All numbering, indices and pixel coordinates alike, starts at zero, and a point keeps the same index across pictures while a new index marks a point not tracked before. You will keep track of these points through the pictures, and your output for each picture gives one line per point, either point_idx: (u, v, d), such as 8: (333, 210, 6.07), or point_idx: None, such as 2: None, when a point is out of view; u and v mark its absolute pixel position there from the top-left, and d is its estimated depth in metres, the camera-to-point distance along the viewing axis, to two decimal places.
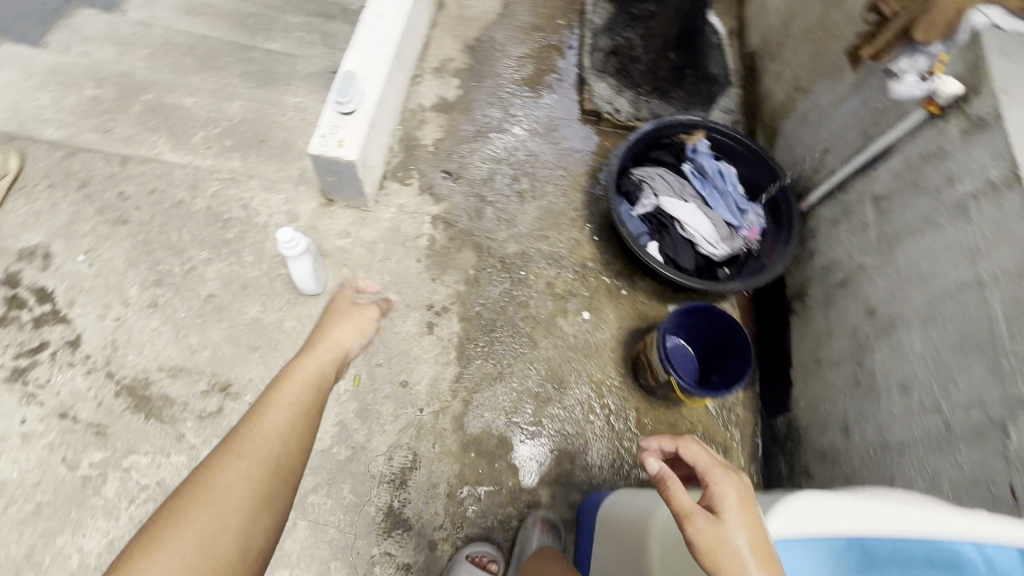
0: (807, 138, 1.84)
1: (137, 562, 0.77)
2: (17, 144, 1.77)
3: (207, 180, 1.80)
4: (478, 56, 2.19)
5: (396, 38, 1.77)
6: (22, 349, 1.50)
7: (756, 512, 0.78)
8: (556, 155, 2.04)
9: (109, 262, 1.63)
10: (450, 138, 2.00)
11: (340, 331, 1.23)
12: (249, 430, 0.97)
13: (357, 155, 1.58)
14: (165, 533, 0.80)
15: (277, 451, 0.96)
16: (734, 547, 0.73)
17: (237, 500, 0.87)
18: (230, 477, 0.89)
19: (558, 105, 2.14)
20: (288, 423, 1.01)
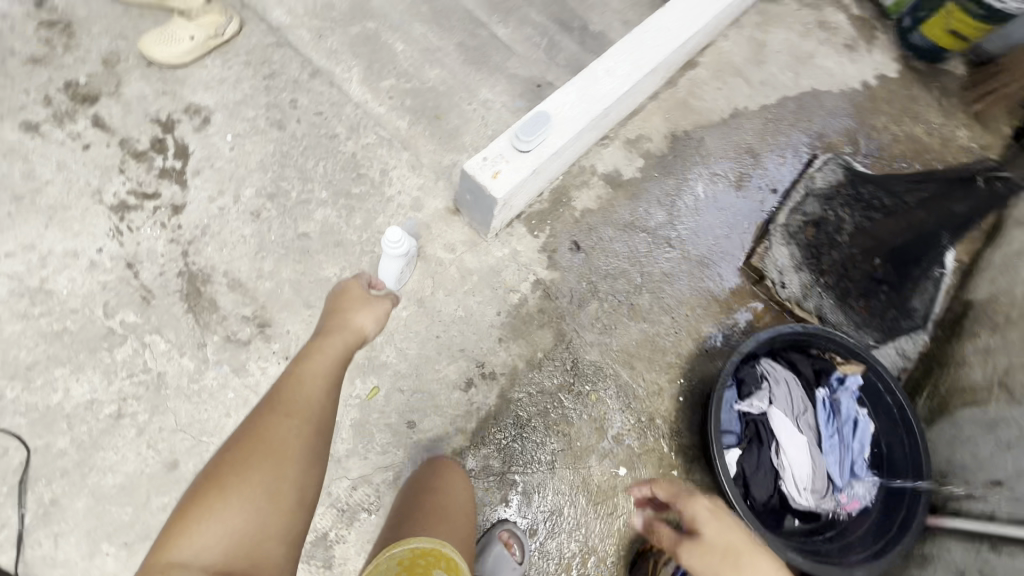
0: (982, 452, 1.48)
1: (211, 501, 0.90)
2: (247, 11, 1.87)
3: (368, 128, 1.80)
4: (676, 149, 2.02)
5: (610, 102, 1.64)
6: (137, 189, 1.58)
7: (727, 516, 1.06)
8: (690, 291, 1.83)
9: (247, 154, 1.67)
10: (600, 214, 1.86)
11: (356, 317, 1.29)
12: (284, 398, 1.06)
13: (504, 195, 1.49)
14: (233, 478, 0.92)
15: (312, 415, 1.05)
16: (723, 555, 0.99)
17: (281, 454, 0.97)
18: (271, 437, 0.98)
19: (725, 241, 1.93)
20: (316, 392, 1.09)
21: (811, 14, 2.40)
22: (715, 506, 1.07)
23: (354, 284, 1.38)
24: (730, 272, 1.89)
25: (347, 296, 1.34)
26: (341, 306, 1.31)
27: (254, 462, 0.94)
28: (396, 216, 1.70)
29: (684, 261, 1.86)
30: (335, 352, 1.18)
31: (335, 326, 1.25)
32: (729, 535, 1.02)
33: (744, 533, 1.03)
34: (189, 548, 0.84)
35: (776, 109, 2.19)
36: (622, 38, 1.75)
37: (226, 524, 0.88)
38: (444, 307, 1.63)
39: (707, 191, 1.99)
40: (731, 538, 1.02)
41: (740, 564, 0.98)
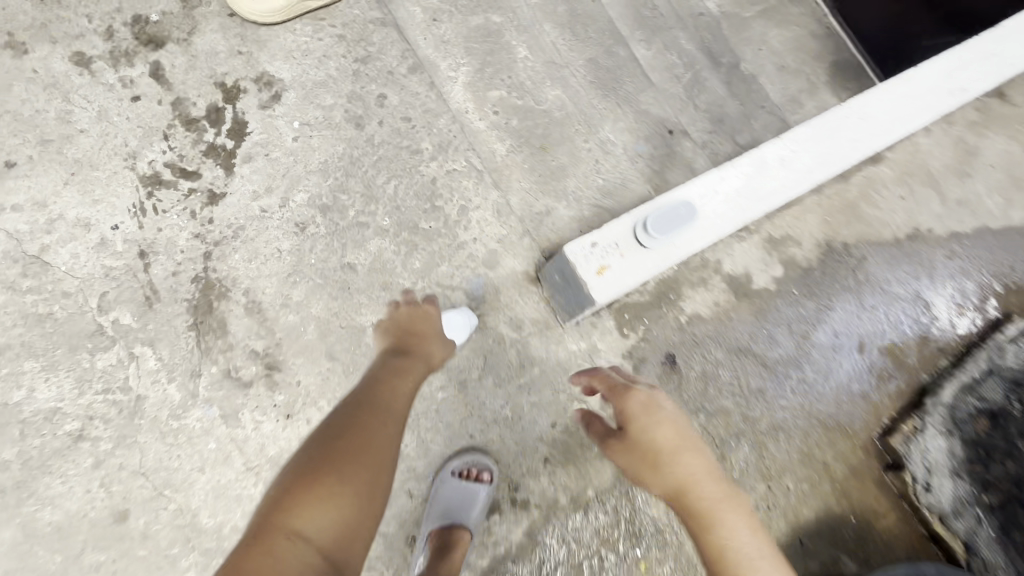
0: None
1: (324, 486, 0.79)
2: None
3: (458, 149, 1.47)
4: (827, 264, 1.58)
5: (773, 206, 1.24)
6: (176, 163, 1.32)
7: (659, 413, 0.96)
8: (797, 456, 1.42)
9: (312, 151, 1.39)
10: (711, 327, 1.46)
11: (433, 335, 1.18)
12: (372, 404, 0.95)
13: (604, 299, 1.15)
14: (343, 466, 0.82)
15: (398, 422, 0.96)
16: (658, 442, 0.93)
17: (379, 458, 0.86)
18: (366, 440, 0.87)
19: (859, 402, 1.49)
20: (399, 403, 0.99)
21: None
22: (654, 400, 0.97)
23: (433, 310, 1.23)
24: (854, 444, 1.46)
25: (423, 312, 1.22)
26: (416, 319, 1.19)
27: (350, 462, 0.83)
28: (463, 267, 1.38)
29: (800, 415, 1.46)
30: (416, 370, 1.09)
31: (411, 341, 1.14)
32: (668, 439, 0.94)
33: (677, 434, 0.94)
34: (307, 526, 0.74)
35: (973, 239, 1.65)
36: (812, 118, 1.32)
37: (328, 519, 0.76)
38: (490, 400, 1.31)
39: (853, 328, 1.55)
40: (670, 436, 0.94)
41: (659, 466, 0.92)
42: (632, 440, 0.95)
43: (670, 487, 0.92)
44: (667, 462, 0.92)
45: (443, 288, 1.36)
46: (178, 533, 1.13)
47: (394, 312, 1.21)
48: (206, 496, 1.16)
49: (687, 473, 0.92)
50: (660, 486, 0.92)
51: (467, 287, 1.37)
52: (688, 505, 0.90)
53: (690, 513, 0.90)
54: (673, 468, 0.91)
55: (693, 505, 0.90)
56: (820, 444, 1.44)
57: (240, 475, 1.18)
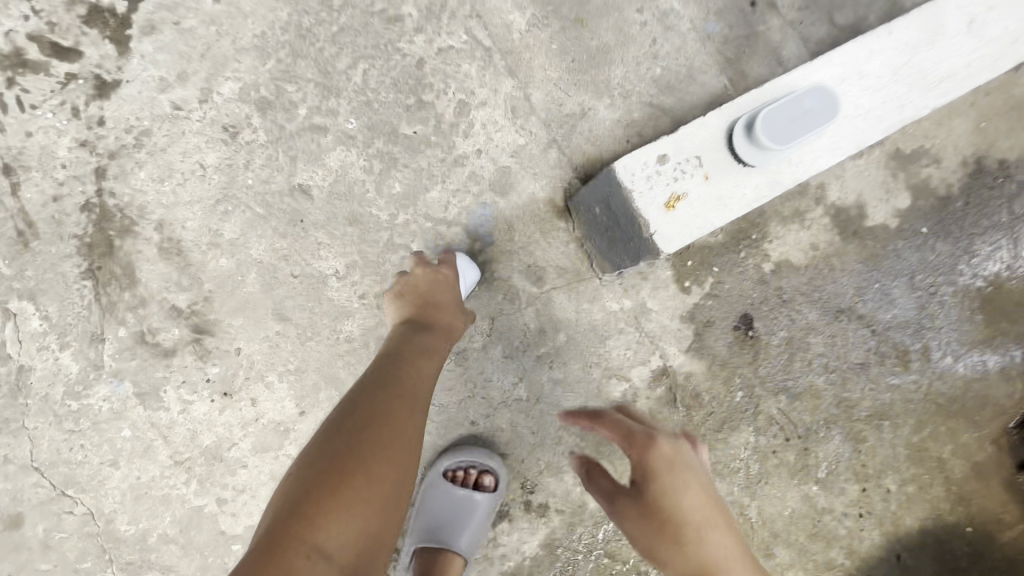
0: None
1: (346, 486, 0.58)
2: None
3: (457, 15, 1.00)
4: (976, 194, 1.13)
5: (947, 99, 0.78)
6: (43, 34, 0.91)
7: (686, 473, 0.68)
8: (904, 451, 1.07)
9: (242, 18, 0.95)
10: (805, 279, 1.06)
11: (454, 299, 0.88)
12: (385, 400, 0.67)
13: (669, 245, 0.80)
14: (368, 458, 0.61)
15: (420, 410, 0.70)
16: (683, 507, 0.66)
17: (395, 481, 0.62)
18: (379, 458, 0.61)
19: (997, 383, 1.11)
20: (420, 397, 0.71)
21: None
22: (679, 454, 0.69)
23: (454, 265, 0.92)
24: (983, 438, 1.10)
25: (437, 271, 0.90)
26: (432, 278, 0.88)
27: (359, 492, 0.58)
28: (462, 193, 0.99)
29: (914, 399, 1.09)
30: (438, 349, 0.81)
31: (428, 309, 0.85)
32: (694, 509, 0.67)
33: (708, 504, 0.67)
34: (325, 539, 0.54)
35: None
36: None
37: (352, 537, 0.56)
38: (498, 376, 0.97)
39: (1003, 282, 1.13)
40: (699, 501, 0.67)
41: (673, 540, 0.66)
42: (650, 506, 0.67)
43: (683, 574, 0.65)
44: (688, 537, 0.65)
45: (434, 223, 0.98)
46: (90, 543, 0.88)
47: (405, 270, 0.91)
48: (122, 498, 0.89)
49: (714, 556, 0.65)
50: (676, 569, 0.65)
51: (468, 221, 0.99)
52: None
53: None
54: (700, 550, 0.65)
55: None
56: (934, 434, 1.09)
57: (166, 471, 0.90)
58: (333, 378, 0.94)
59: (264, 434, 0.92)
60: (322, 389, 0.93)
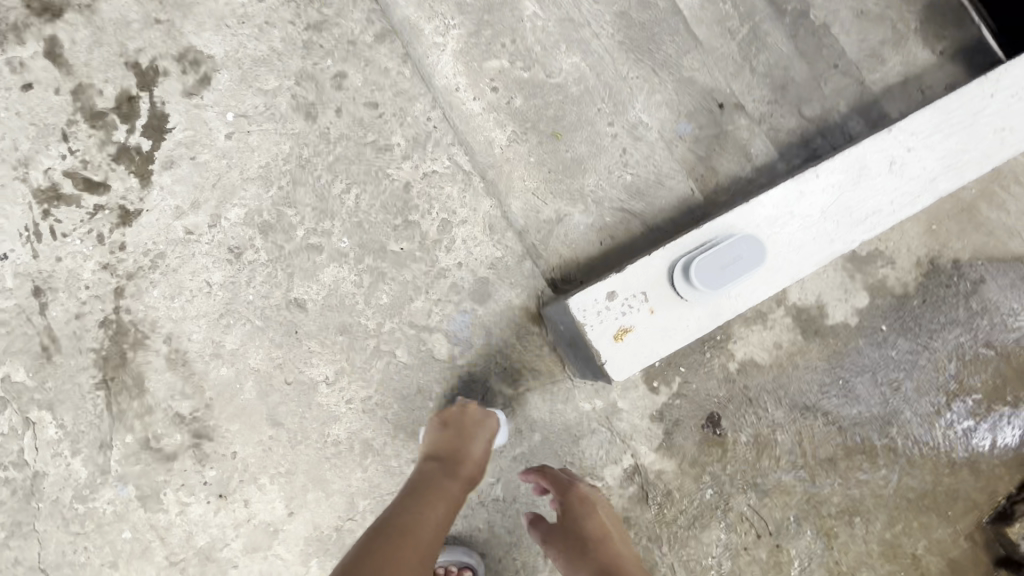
0: None
1: None
2: None
3: (441, 143, 1.13)
4: (931, 293, 1.20)
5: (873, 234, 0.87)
6: (76, 171, 1.04)
7: (597, 503, 0.94)
8: (878, 548, 1.09)
9: (250, 152, 1.08)
10: (770, 377, 1.12)
11: (473, 447, 0.93)
12: (384, 553, 0.70)
13: (623, 373, 0.85)
14: None
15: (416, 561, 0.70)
16: (595, 526, 0.91)
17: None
18: None
19: (967, 476, 1.14)
20: (419, 555, 0.71)
21: None
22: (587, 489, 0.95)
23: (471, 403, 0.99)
24: (956, 533, 1.12)
25: (459, 415, 0.95)
26: (456, 425, 0.94)
27: None
28: (444, 303, 1.07)
29: (885, 494, 1.11)
30: (444, 498, 0.83)
31: (447, 459, 0.90)
32: (600, 530, 0.91)
33: (611, 525, 0.93)
34: None
35: None
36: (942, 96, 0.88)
37: None
38: None
39: (964, 375, 1.18)
40: (605, 524, 0.92)
41: (586, 550, 0.89)
42: (572, 528, 0.90)
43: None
44: (596, 548, 0.89)
45: (417, 330, 1.06)
46: None
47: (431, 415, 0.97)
48: None
49: (616, 559, 0.88)
50: (588, 570, 0.87)
51: (449, 328, 1.07)
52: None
53: None
54: (608, 556, 0.88)
55: None
56: (906, 531, 1.10)
57: (162, 571, 0.97)
58: (321, 480, 1.01)
59: (255, 534, 0.99)
60: (310, 490, 1.00)
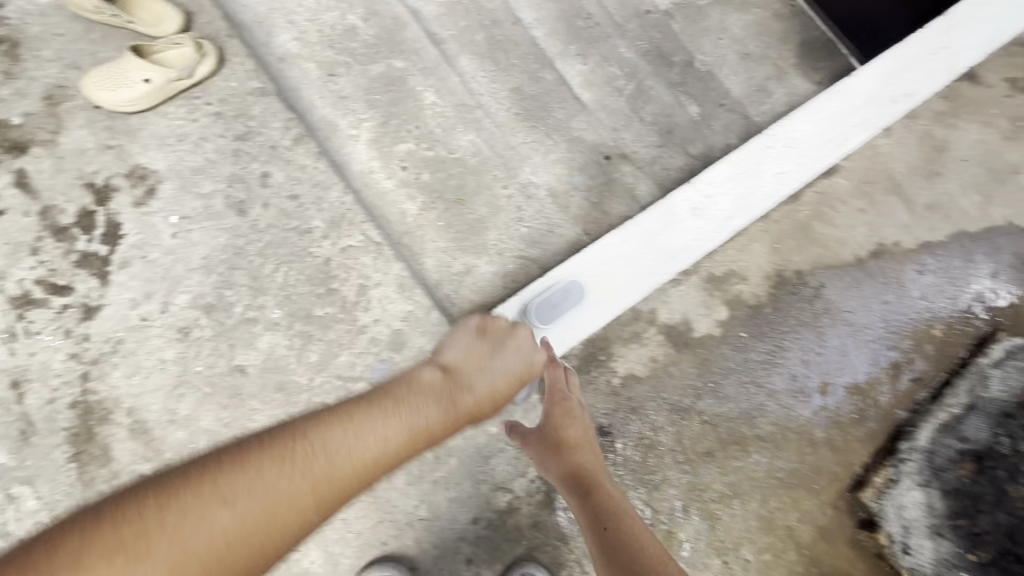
0: None
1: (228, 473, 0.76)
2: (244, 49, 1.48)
3: (353, 221, 1.35)
4: (779, 301, 1.43)
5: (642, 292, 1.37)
6: (45, 278, 1.24)
7: (574, 415, 1.16)
8: (756, 523, 1.28)
9: (192, 246, 1.29)
10: (649, 385, 1.33)
11: (483, 379, 1.04)
12: (329, 430, 0.85)
13: None
14: (256, 469, 0.77)
15: (336, 459, 0.82)
16: (569, 432, 1.13)
17: (264, 520, 0.75)
18: (256, 483, 0.76)
19: (828, 451, 1.34)
20: (344, 460, 0.83)
21: None
22: (569, 399, 1.17)
23: (508, 333, 1.11)
24: (823, 503, 1.31)
25: (505, 332, 1.11)
26: (497, 341, 1.09)
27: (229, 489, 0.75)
28: (365, 354, 1.27)
29: (758, 476, 1.31)
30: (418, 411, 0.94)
31: (465, 371, 1.03)
32: (575, 436, 1.13)
33: (584, 432, 1.14)
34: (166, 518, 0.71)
35: (941, 252, 1.52)
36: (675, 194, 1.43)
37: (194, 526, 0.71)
38: (402, 501, 1.21)
39: (815, 366, 1.40)
40: (580, 432, 1.14)
41: (560, 452, 1.12)
42: (550, 433, 1.13)
43: (566, 473, 1.10)
44: (568, 450, 1.11)
45: (343, 380, 1.25)
46: None
47: (482, 320, 1.13)
48: None
49: (583, 462, 1.11)
50: (560, 468, 1.11)
51: (371, 375, 1.26)
52: (585, 483, 1.08)
53: (580, 493, 1.07)
54: (575, 457, 1.11)
55: (581, 486, 1.08)
56: (779, 505, 1.30)
57: None
58: None
59: None
60: None
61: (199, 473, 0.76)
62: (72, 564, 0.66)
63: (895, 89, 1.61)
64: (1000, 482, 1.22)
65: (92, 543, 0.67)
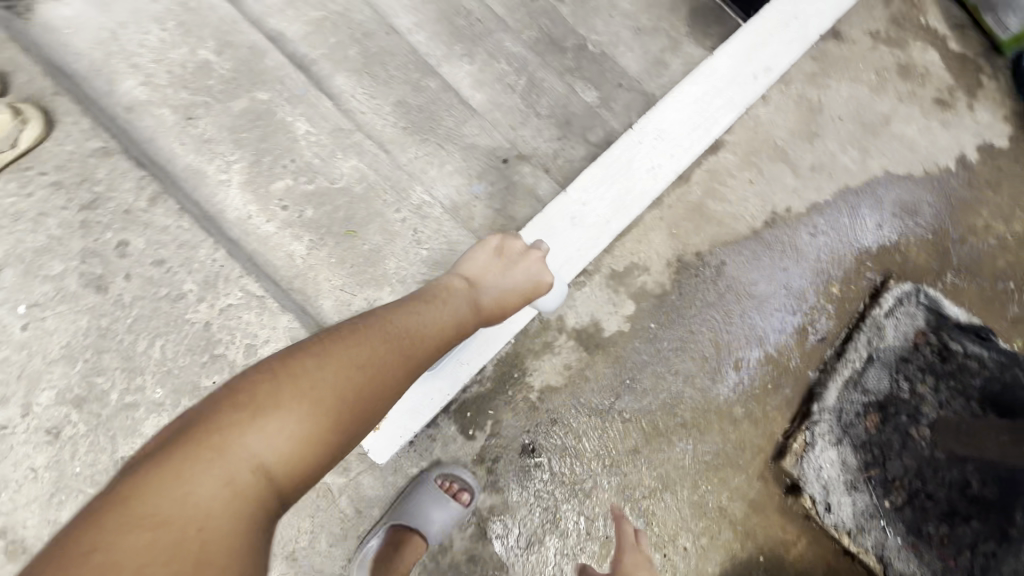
0: None
1: (337, 346, 0.84)
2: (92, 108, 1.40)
3: (230, 278, 1.26)
4: (683, 286, 1.44)
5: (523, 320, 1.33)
6: None
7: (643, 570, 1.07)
8: (689, 510, 1.30)
9: (48, 336, 1.16)
10: (568, 392, 1.32)
11: (505, 282, 1.18)
12: (408, 313, 0.96)
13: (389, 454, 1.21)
14: (360, 342, 0.86)
15: (421, 336, 0.94)
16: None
17: (400, 376, 0.87)
18: (369, 350, 0.86)
19: (748, 424, 1.37)
20: (427, 336, 0.95)
21: (890, 53, 1.75)
22: (641, 548, 1.10)
23: (512, 246, 1.24)
24: (750, 476, 1.34)
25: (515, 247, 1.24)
26: (512, 258, 1.21)
27: (349, 356, 0.83)
28: None
29: (685, 463, 1.32)
30: (460, 304, 1.07)
31: (486, 279, 1.16)
32: None
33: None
34: (305, 381, 0.78)
35: (828, 212, 1.57)
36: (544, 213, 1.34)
37: (331, 384, 0.79)
38: (328, 564, 1.16)
39: (725, 344, 1.42)
40: None
41: None
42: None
43: None
44: None
45: None
46: None
47: (498, 241, 1.23)
48: None
49: None
50: None
51: None
52: None
53: None
54: None
55: None
56: (709, 488, 1.32)
57: None
58: None
59: None
60: None
61: (307, 349, 0.82)
62: (268, 406, 0.74)
63: (753, 66, 1.60)
64: (902, 427, 1.33)
65: (277, 391, 0.76)
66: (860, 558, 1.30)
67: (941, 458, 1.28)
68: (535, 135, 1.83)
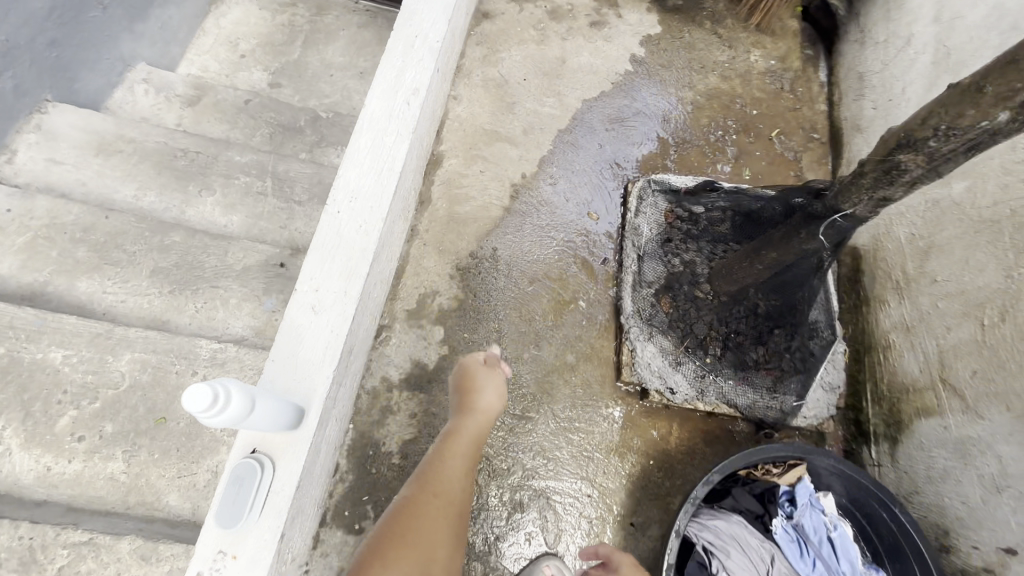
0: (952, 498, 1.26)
1: (395, 534, 0.97)
2: None
3: (48, 543, 1.21)
4: (473, 287, 1.56)
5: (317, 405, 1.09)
6: None
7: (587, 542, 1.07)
8: (575, 462, 1.42)
9: None
10: (424, 435, 1.39)
11: (484, 396, 1.25)
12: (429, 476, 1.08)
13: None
14: (410, 522, 0.99)
15: (444, 492, 1.06)
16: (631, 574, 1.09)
17: (450, 525, 1.02)
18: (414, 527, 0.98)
19: (585, 361, 1.52)
20: (445, 487, 1.07)
21: (537, 7, 1.98)
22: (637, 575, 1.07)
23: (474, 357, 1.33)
24: (607, 403, 1.48)
25: (473, 364, 1.32)
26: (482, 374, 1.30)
27: (409, 540, 0.96)
28: None
29: (551, 426, 1.44)
30: (460, 452, 1.14)
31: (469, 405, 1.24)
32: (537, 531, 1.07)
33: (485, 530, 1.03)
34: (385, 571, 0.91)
35: (556, 159, 1.75)
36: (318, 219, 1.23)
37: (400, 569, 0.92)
38: None
39: (529, 310, 1.56)
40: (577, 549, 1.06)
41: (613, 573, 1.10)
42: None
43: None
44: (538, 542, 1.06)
45: None
46: None
47: (467, 364, 1.31)
48: None
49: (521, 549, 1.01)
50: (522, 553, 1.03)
51: None
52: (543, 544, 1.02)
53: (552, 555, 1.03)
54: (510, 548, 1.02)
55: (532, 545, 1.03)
56: (581, 434, 1.45)
57: None
58: None
59: None
60: None
61: (376, 548, 0.96)
62: None
63: (403, 43, 1.43)
64: (690, 293, 1.52)
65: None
66: (719, 412, 1.49)
67: (727, 300, 1.48)
68: (307, 221, 1.99)
